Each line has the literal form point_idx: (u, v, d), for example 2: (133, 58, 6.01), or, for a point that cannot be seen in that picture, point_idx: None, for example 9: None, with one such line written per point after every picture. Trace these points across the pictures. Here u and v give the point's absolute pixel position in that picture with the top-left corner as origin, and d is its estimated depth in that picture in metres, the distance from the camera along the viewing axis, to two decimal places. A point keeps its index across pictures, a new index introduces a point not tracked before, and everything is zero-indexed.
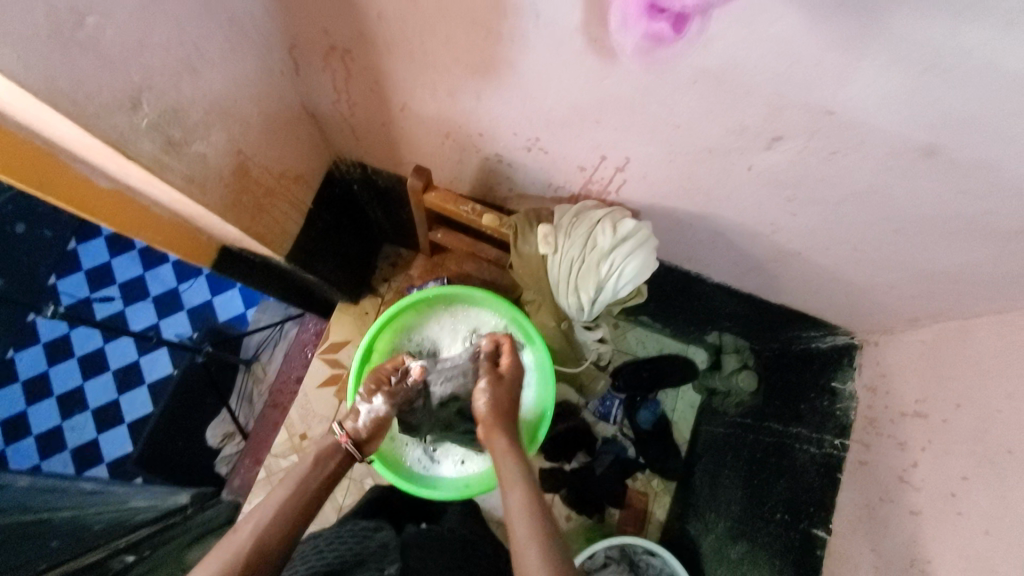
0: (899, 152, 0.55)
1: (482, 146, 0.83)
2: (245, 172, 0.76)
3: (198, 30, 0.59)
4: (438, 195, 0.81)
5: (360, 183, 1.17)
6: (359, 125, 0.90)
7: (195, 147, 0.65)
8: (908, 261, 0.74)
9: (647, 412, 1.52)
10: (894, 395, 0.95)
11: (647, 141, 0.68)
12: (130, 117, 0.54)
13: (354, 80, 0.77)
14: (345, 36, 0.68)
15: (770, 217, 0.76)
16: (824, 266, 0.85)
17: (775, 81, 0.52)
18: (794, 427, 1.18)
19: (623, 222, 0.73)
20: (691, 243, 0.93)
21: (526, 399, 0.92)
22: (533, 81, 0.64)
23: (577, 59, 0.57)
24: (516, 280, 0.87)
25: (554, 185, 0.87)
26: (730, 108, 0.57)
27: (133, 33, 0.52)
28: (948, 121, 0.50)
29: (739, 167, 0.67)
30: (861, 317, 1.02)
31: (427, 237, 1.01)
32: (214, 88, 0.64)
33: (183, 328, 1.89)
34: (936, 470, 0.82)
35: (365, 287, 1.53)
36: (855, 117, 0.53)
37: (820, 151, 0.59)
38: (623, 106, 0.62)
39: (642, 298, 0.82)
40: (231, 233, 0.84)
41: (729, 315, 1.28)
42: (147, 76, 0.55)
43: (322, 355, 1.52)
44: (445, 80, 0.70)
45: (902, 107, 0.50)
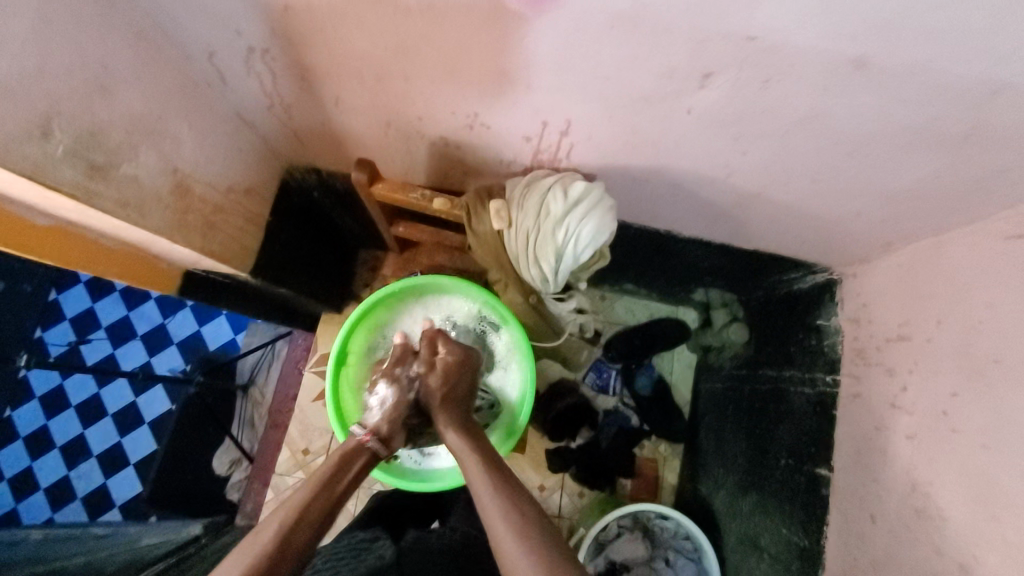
0: (833, 69, 0.54)
1: (425, 130, 0.82)
2: (186, 190, 0.75)
3: (100, 49, 0.58)
4: (385, 185, 0.79)
5: (320, 190, 1.16)
6: (300, 127, 0.88)
7: (123, 170, 0.63)
8: (868, 184, 0.73)
9: (644, 378, 1.54)
10: (876, 323, 0.94)
11: (583, 99, 0.66)
12: (43, 146, 0.53)
13: (282, 80, 0.76)
14: (261, 34, 0.66)
15: (722, 160, 0.75)
16: (787, 203, 0.84)
17: (691, 16, 0.50)
18: (787, 370, 1.18)
19: (573, 185, 0.72)
20: (653, 200, 0.92)
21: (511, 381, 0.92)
22: (456, 53, 0.62)
23: (490, 21, 0.56)
24: (478, 261, 0.86)
25: (505, 160, 0.85)
26: (654, 50, 0.56)
27: (27, 57, 0.50)
28: (874, 28, 0.48)
29: (679, 113, 0.65)
30: (836, 251, 1.01)
31: (390, 233, 1.00)
32: (130, 106, 0.63)
33: (176, 362, 1.89)
34: (926, 390, 0.81)
35: (345, 295, 1.52)
36: (778, 41, 0.52)
37: (754, 82, 0.58)
38: (551, 65, 0.61)
39: (606, 260, 0.81)
40: (187, 256, 0.82)
41: (709, 269, 1.27)
42: (54, 102, 0.53)
43: (313, 368, 1.51)
44: (372, 66, 0.69)
45: (824, 21, 0.49)
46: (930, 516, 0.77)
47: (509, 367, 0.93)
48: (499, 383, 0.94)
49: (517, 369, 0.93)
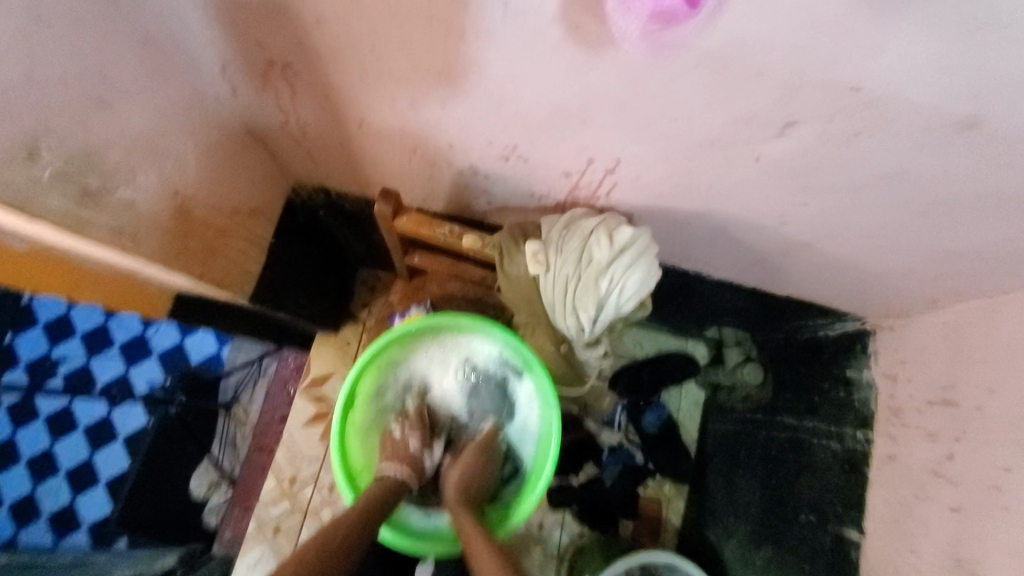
0: (933, 127, 0.48)
1: (454, 159, 0.75)
2: (187, 214, 0.67)
3: (102, 56, 0.51)
4: (410, 218, 0.73)
5: (327, 209, 1.09)
6: (314, 144, 0.81)
7: (120, 194, 0.55)
8: (933, 242, 0.68)
9: (652, 415, 1.45)
10: (917, 383, 0.89)
11: (640, 140, 0.60)
12: (29, 169, 0.45)
13: (301, 97, 0.69)
14: (285, 48, 0.59)
15: (778, 210, 0.69)
16: (835, 254, 0.79)
17: (788, 62, 0.45)
18: (809, 421, 1.12)
19: (619, 230, 0.66)
20: (689, 243, 0.86)
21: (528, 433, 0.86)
22: (505, 81, 0.56)
23: (553, 53, 0.50)
24: (505, 304, 0.78)
25: (537, 195, 0.79)
26: (735, 95, 0.50)
27: (15, 69, 0.43)
28: (990, 91, 0.43)
29: (745, 161, 0.60)
30: (874, 304, 0.95)
31: (404, 262, 0.93)
32: (130, 123, 0.55)
33: (156, 375, 1.77)
34: (975, 462, 0.76)
35: (342, 314, 1.43)
36: (881, 94, 0.46)
37: (841, 133, 0.52)
38: (611, 103, 0.55)
39: (647, 310, 0.74)
40: (183, 283, 0.74)
41: (730, 310, 1.22)
42: (44, 118, 0.46)
43: (304, 392, 1.42)
44: (405, 88, 0.62)
45: (938, 77, 0.43)
46: None
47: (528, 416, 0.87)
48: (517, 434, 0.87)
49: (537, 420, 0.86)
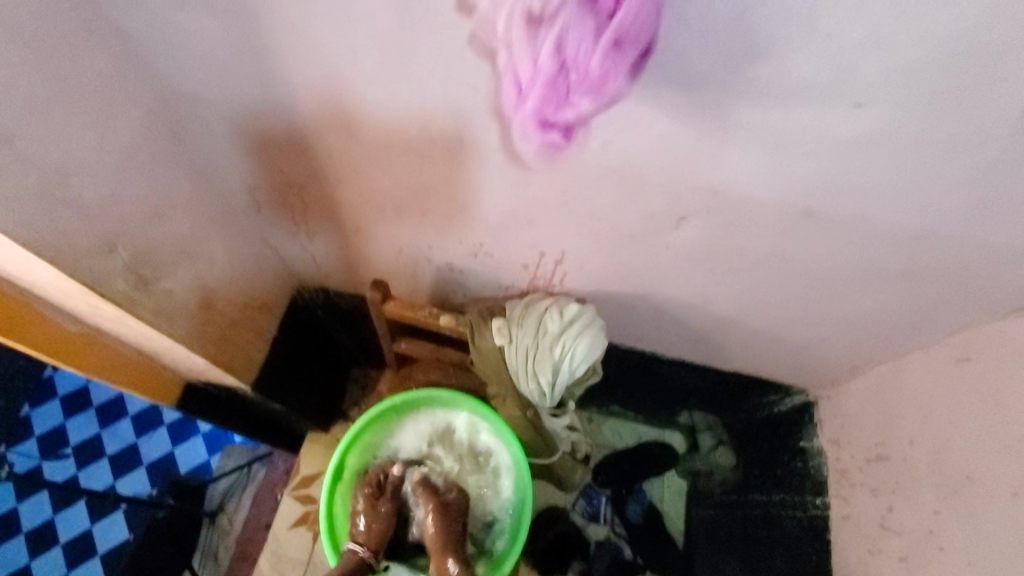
0: (783, 216, 0.65)
1: (433, 257, 0.92)
2: (210, 304, 0.81)
3: (166, 182, 0.68)
4: (398, 303, 0.88)
5: (325, 309, 1.23)
6: (319, 250, 0.97)
7: (164, 284, 0.70)
8: (828, 310, 0.83)
9: (635, 505, 1.45)
10: (855, 443, 0.99)
11: (577, 235, 0.77)
12: (105, 260, 0.60)
13: (311, 212, 0.87)
14: (302, 174, 0.78)
15: (699, 289, 0.85)
16: (757, 327, 0.93)
17: (666, 173, 0.62)
18: (777, 494, 1.17)
19: (568, 307, 0.81)
20: (638, 323, 1.00)
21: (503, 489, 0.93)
22: (470, 194, 0.74)
23: (500, 171, 0.68)
24: (480, 376, 0.91)
25: (504, 285, 0.95)
26: (637, 198, 0.67)
27: (110, 189, 0.59)
28: (810, 189, 0.61)
29: (660, 248, 0.76)
30: (811, 376, 1.07)
31: (392, 349, 1.05)
32: (179, 231, 0.71)
33: (143, 486, 1.76)
34: (909, 510, 0.84)
35: (332, 412, 1.43)
36: (737, 193, 0.63)
37: (721, 224, 0.69)
38: (550, 207, 0.72)
39: (598, 376, 0.87)
40: (197, 365, 0.86)
41: (693, 392, 1.32)
42: (123, 225, 0.61)
43: (291, 492, 1.36)
44: (394, 202, 0.80)
45: (771, 181, 0.61)
46: None
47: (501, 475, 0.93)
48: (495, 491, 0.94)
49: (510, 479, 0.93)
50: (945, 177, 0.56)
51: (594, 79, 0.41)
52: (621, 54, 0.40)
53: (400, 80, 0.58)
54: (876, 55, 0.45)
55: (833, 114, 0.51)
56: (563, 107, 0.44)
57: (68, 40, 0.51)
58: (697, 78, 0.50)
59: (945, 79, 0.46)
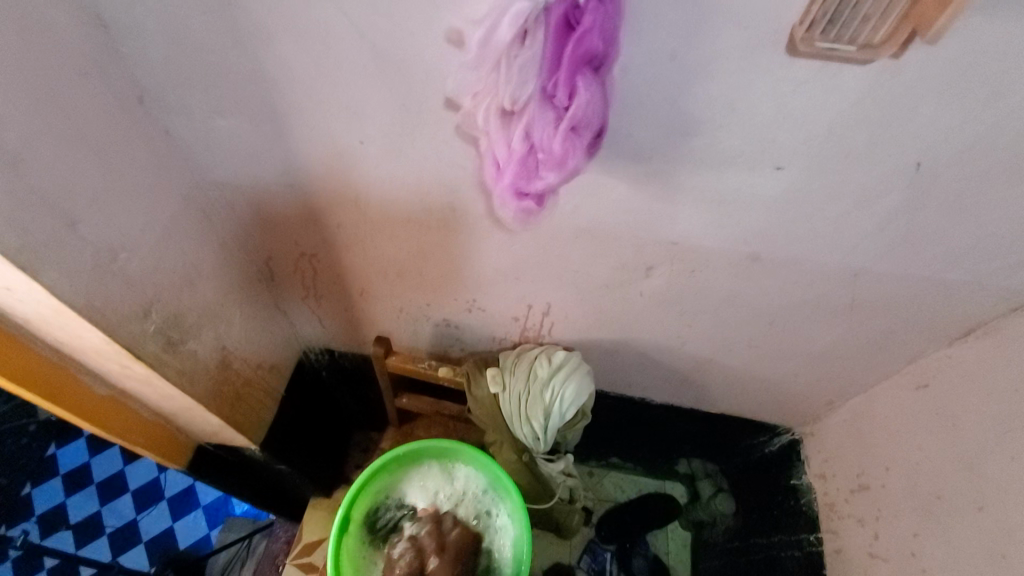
0: (737, 262, 0.74)
1: (431, 314, 1.00)
2: (227, 364, 0.88)
3: (196, 255, 0.77)
4: (398, 357, 0.95)
5: (329, 369, 1.29)
6: (325, 313, 1.05)
7: (188, 345, 0.77)
8: (794, 345, 0.90)
9: (641, 558, 1.43)
10: (839, 476, 1.03)
11: (560, 288, 0.86)
12: (142, 323, 0.67)
13: (320, 278, 0.96)
14: (313, 244, 0.87)
15: (674, 332, 0.93)
16: (734, 366, 1.00)
17: (631, 228, 0.72)
18: (775, 535, 1.19)
19: (555, 353, 0.89)
20: (623, 368, 1.07)
21: (504, 528, 0.96)
22: (463, 255, 0.83)
23: (488, 233, 0.77)
24: (478, 423, 0.97)
25: (497, 337, 1.02)
26: (609, 252, 0.77)
27: (149, 261, 0.68)
28: (756, 237, 0.70)
29: (633, 296, 0.85)
30: (792, 413, 1.13)
31: (393, 404, 1.11)
32: (204, 297, 0.79)
33: (140, 564, 1.74)
34: (893, 535, 0.87)
35: (336, 476, 1.45)
36: (694, 243, 0.73)
37: (684, 271, 0.78)
38: (535, 263, 0.81)
39: (588, 419, 0.93)
40: (211, 425, 0.91)
41: (687, 437, 1.35)
42: (157, 292, 0.69)
43: (294, 561, 1.36)
44: (395, 265, 0.89)
45: (722, 231, 0.70)
46: None
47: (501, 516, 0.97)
48: (495, 531, 0.96)
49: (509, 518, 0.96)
50: (864, 222, 0.65)
51: (556, 156, 0.50)
52: (578, 138, 0.50)
53: (399, 162, 0.68)
54: (785, 127, 0.56)
55: (762, 174, 0.61)
56: (533, 179, 0.54)
57: (122, 138, 0.62)
58: (645, 150, 0.60)
59: (845, 144, 0.57)
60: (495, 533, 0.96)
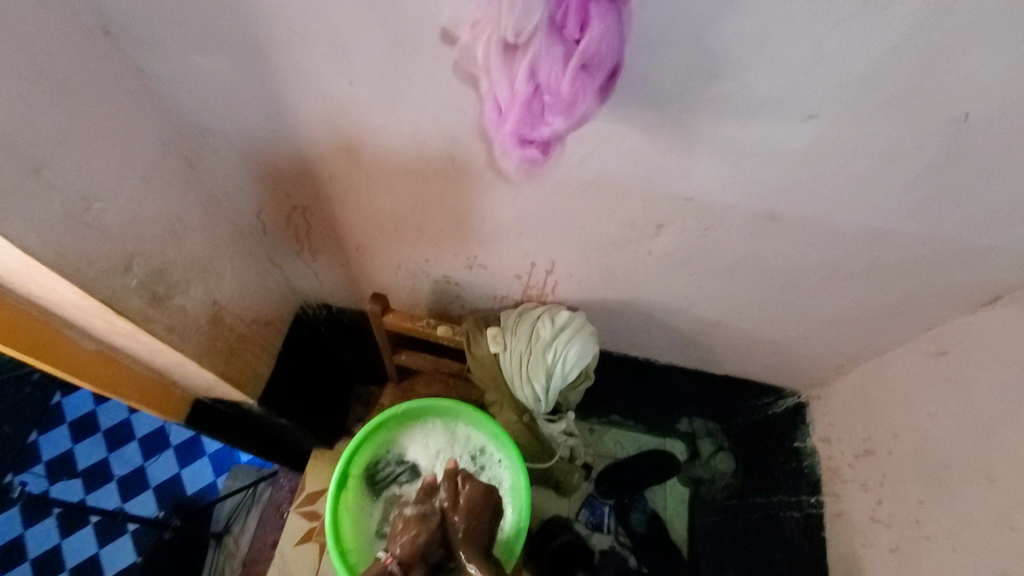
0: (756, 220, 0.70)
1: (430, 270, 0.96)
2: (219, 320, 0.85)
3: (179, 206, 0.73)
4: (396, 315, 0.92)
5: (327, 324, 1.27)
6: (320, 268, 1.02)
7: (176, 300, 0.74)
8: (808, 309, 0.87)
9: (638, 513, 1.45)
10: (844, 440, 1.01)
11: (564, 245, 0.82)
12: (122, 278, 0.64)
13: (314, 232, 0.91)
14: (304, 195, 0.83)
15: (683, 293, 0.89)
16: (743, 328, 0.96)
17: (643, 182, 0.67)
18: (775, 496, 1.19)
19: (559, 314, 0.86)
20: (629, 329, 1.04)
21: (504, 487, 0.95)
22: (462, 209, 0.78)
23: (490, 186, 0.72)
24: (478, 383, 0.95)
25: (498, 296, 0.99)
26: (619, 208, 0.72)
27: (128, 212, 0.64)
28: (777, 194, 0.65)
29: (643, 255, 0.80)
30: (800, 377, 1.10)
31: (392, 361, 1.09)
32: (191, 250, 0.76)
33: (149, 509, 1.78)
34: (898, 502, 0.86)
35: (339, 429, 1.45)
36: (709, 199, 0.68)
37: (698, 229, 0.73)
38: (538, 219, 0.77)
39: (591, 380, 0.91)
40: (205, 380, 0.89)
41: (689, 397, 1.33)
42: (138, 245, 0.66)
43: (298, 509, 1.38)
44: (391, 219, 0.84)
45: (741, 188, 0.65)
46: None
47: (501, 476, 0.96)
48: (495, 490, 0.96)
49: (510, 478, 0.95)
50: (896, 179, 0.60)
51: (564, 99, 0.45)
52: (589, 78, 0.44)
53: (393, 106, 0.63)
54: (820, 71, 0.50)
55: (789, 124, 0.56)
56: (538, 125, 0.49)
57: (88, 76, 0.56)
58: (663, 95, 0.54)
59: (886, 91, 0.51)
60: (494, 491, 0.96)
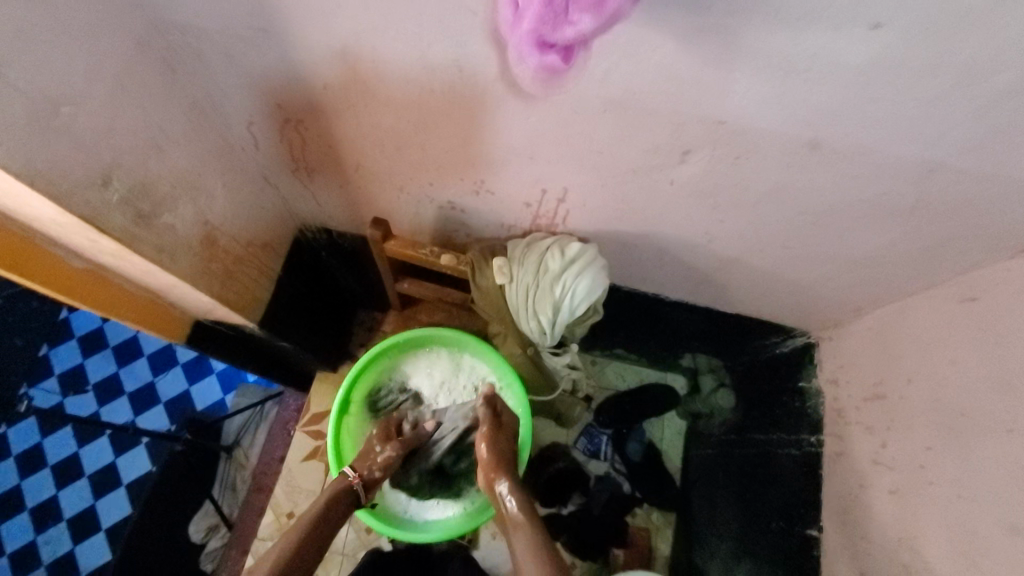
0: (793, 149, 0.63)
1: (435, 195, 0.90)
2: (213, 242, 0.81)
3: (161, 115, 0.67)
4: (398, 242, 0.88)
5: (329, 249, 1.23)
6: (319, 189, 0.97)
7: (165, 219, 0.70)
8: (834, 248, 0.82)
9: (635, 443, 1.47)
10: (853, 383, 0.99)
11: (579, 171, 0.75)
12: (102, 193, 0.59)
13: (311, 149, 0.85)
14: (298, 107, 0.76)
15: (703, 228, 0.84)
16: (762, 267, 0.92)
17: (673, 101, 0.60)
18: (773, 433, 1.19)
19: (570, 245, 0.81)
20: (641, 263, 0.99)
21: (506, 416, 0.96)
22: (470, 127, 0.71)
23: (502, 101, 0.65)
24: (481, 315, 0.93)
25: (506, 224, 0.94)
26: (643, 130, 0.65)
27: (102, 118, 0.58)
28: (822, 119, 0.58)
29: (663, 184, 0.74)
30: (813, 317, 1.07)
31: (395, 289, 1.06)
32: (179, 164, 0.71)
33: (162, 423, 1.81)
34: (903, 446, 0.84)
35: (341, 353, 1.45)
36: (746, 124, 0.61)
37: (727, 158, 0.67)
38: (553, 142, 0.70)
39: (599, 315, 0.88)
40: (203, 303, 0.86)
41: (696, 333, 1.30)
42: (117, 156, 0.60)
43: (304, 428, 1.41)
44: (392, 137, 0.78)
45: (781, 111, 0.58)
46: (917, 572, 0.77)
47: (503, 406, 0.97)
48: None
49: (511, 409, 0.96)
50: (961, 105, 0.53)
51: None
52: None
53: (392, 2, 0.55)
54: None
55: (850, 34, 0.48)
56: (563, 25, 0.41)
57: None
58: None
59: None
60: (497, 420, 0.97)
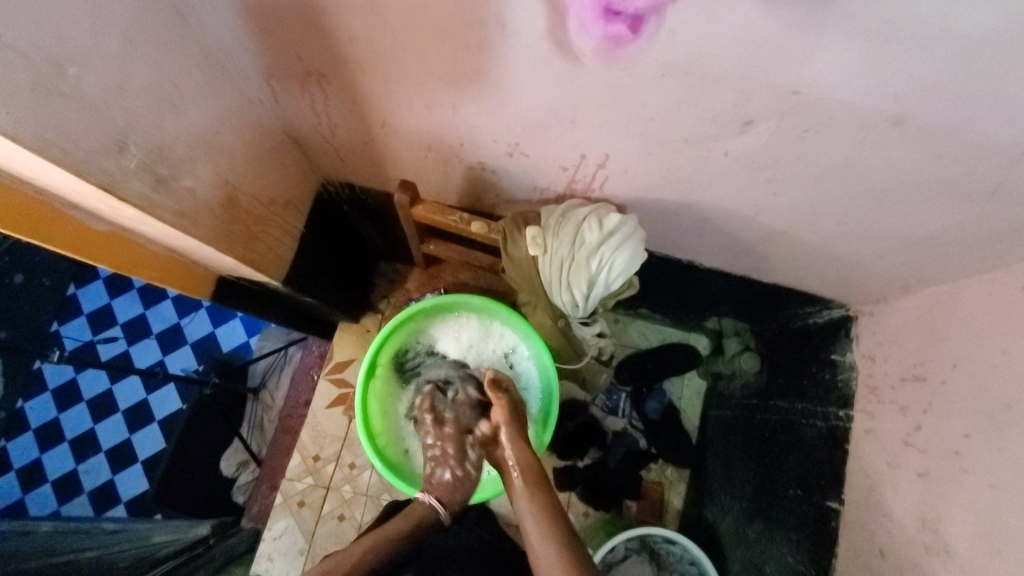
0: (869, 123, 0.57)
1: (464, 155, 0.85)
2: (234, 202, 0.78)
3: (174, 70, 0.62)
4: (426, 207, 0.84)
5: (351, 203, 1.20)
6: (342, 145, 0.92)
7: (184, 182, 0.66)
8: (892, 224, 0.76)
9: (654, 402, 1.45)
10: (891, 361, 0.95)
11: (623, 137, 0.70)
12: (118, 160, 0.56)
13: (333, 103, 0.80)
14: (318, 61, 0.70)
15: (752, 200, 0.78)
16: (809, 240, 0.87)
17: (738, 67, 0.53)
18: (799, 403, 1.16)
19: (609, 217, 0.77)
20: (678, 231, 0.94)
21: (532, 383, 0.96)
22: (505, 86, 0.65)
23: (544, 61, 0.59)
24: (510, 284, 0.91)
25: (539, 187, 0.89)
26: (700, 96, 0.59)
27: (112, 78, 0.53)
28: (911, 93, 0.52)
29: (715, 154, 0.69)
30: (853, 289, 1.02)
31: (420, 250, 1.03)
32: (196, 124, 0.66)
33: (189, 363, 1.83)
34: (939, 432, 0.81)
35: (363, 305, 1.42)
36: (819, 94, 0.55)
37: (791, 129, 0.61)
38: (597, 106, 0.64)
39: (633, 290, 0.85)
40: (226, 263, 0.84)
41: (726, 298, 1.26)
42: (131, 119, 0.56)
43: (327, 375, 1.42)
44: (420, 94, 0.72)
45: (862, 81, 0.52)
46: (940, 556, 0.77)
47: (529, 373, 0.96)
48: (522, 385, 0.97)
49: (539, 376, 0.96)
50: None
51: None
52: None
53: None
54: None
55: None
56: None
57: None
58: None
59: None
60: (523, 386, 0.96)
